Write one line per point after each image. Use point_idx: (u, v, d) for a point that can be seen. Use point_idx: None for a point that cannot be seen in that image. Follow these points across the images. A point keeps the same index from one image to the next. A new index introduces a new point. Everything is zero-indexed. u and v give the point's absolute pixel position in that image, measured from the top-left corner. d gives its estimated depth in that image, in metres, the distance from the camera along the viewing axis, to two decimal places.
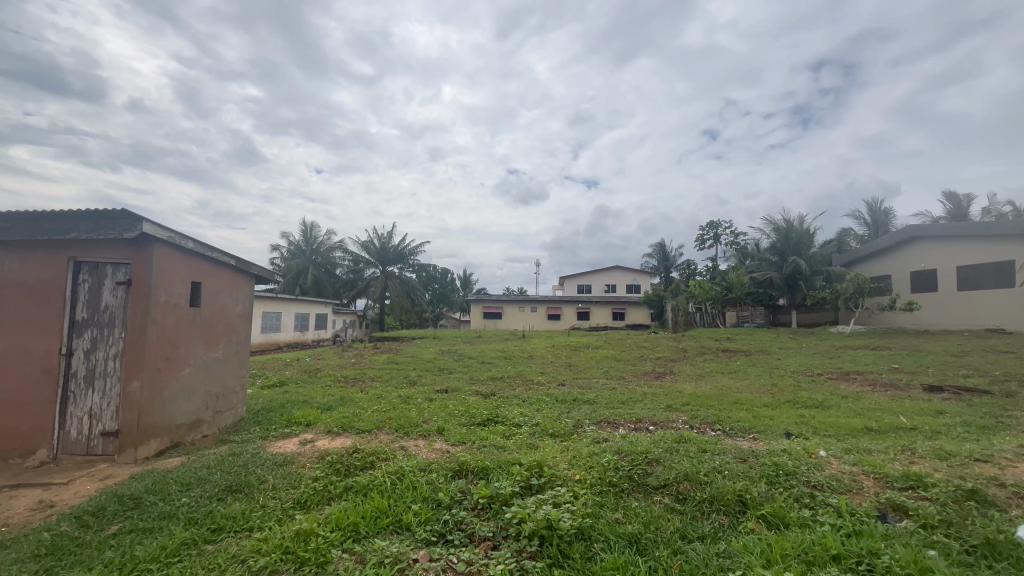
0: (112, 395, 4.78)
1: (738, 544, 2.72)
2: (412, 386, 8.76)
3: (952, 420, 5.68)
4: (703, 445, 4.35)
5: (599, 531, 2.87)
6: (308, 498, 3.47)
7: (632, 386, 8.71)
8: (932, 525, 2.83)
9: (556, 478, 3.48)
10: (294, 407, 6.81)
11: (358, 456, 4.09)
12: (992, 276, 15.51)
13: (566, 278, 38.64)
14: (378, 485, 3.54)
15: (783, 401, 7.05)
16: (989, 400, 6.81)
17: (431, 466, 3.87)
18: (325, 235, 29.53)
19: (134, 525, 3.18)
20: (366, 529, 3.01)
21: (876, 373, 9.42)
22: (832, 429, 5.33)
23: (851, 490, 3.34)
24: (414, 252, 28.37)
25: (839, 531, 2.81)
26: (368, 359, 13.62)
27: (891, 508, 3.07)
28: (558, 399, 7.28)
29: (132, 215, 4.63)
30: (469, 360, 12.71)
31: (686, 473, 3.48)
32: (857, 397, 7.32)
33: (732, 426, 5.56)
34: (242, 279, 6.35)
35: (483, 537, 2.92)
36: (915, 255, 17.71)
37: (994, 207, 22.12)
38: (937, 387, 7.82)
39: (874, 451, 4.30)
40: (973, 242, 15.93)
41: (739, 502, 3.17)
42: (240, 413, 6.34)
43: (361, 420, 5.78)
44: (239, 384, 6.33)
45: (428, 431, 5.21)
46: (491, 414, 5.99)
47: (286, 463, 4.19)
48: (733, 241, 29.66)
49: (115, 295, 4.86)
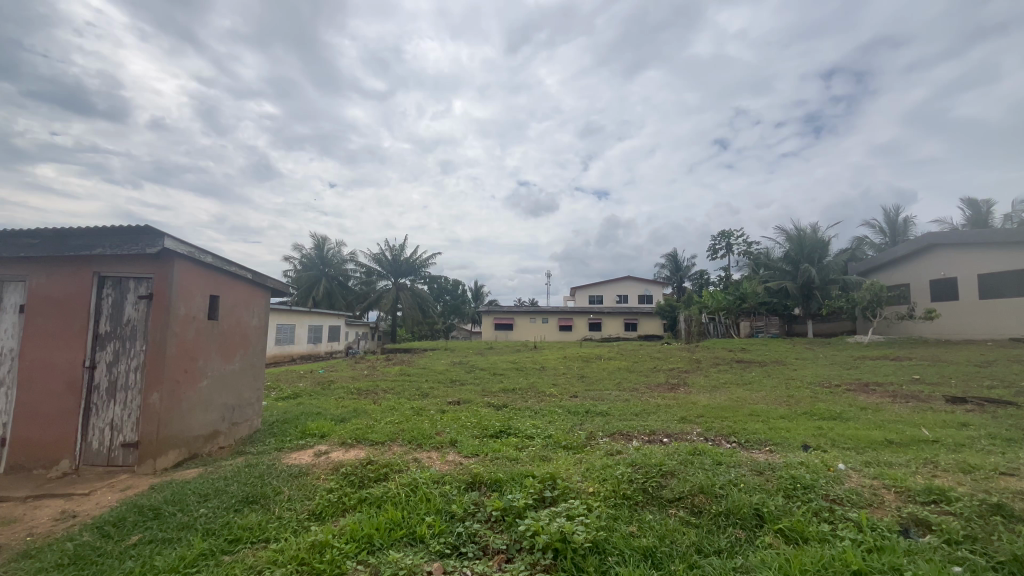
0: (132, 407, 4.88)
1: (755, 558, 2.68)
2: (424, 398, 8.78)
3: (976, 432, 5.52)
4: (717, 458, 4.30)
5: (614, 544, 2.85)
6: (323, 509, 3.50)
7: (644, 398, 8.60)
8: (956, 541, 2.76)
9: (570, 491, 3.46)
10: (307, 419, 6.86)
11: (371, 467, 4.13)
12: (1016, 284, 15.12)
13: (576, 288, 38.58)
14: (391, 497, 3.56)
15: (799, 413, 6.91)
16: (1014, 412, 6.61)
17: (444, 478, 3.89)
18: (337, 247, 30.05)
19: (153, 535, 3.23)
20: (380, 541, 3.02)
21: (897, 385, 9.18)
22: (850, 442, 5.24)
23: (872, 503, 3.27)
24: (425, 264, 28.60)
25: (859, 546, 2.75)
26: (379, 371, 13.73)
27: (913, 523, 3.00)
28: (571, 411, 7.25)
29: (154, 231, 4.78)
30: (481, 372, 12.72)
31: (701, 486, 3.43)
32: (876, 409, 7.16)
33: (747, 438, 5.48)
34: (258, 292, 6.47)
35: (497, 549, 2.92)
36: (936, 263, 17.30)
37: (1017, 214, 21.59)
38: (960, 399, 7.61)
39: (895, 464, 4.21)
40: (997, 250, 15.54)
41: (756, 516, 3.13)
42: (254, 425, 6.40)
43: (375, 432, 5.81)
44: (255, 396, 6.41)
45: (440, 443, 5.22)
46: (503, 426, 5.98)
47: (301, 475, 4.22)
48: (746, 250, 29.34)
49: (136, 309, 4.99)
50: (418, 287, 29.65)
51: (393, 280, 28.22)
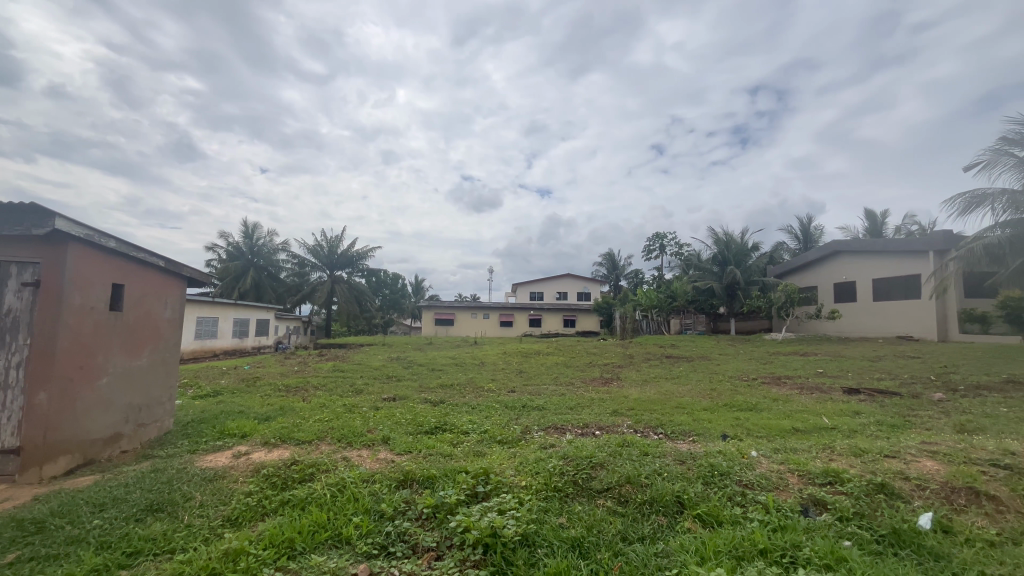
0: (13, 408, 4.30)
1: (674, 543, 2.82)
2: (358, 395, 8.50)
3: (867, 420, 6.18)
4: (644, 449, 4.48)
5: (543, 537, 2.89)
6: (240, 514, 3.27)
7: (579, 392, 8.85)
8: (848, 517, 3.06)
9: (503, 485, 3.48)
10: (227, 419, 6.39)
11: (296, 468, 3.92)
12: (902, 288, 16.96)
13: (518, 285, 38.99)
14: (317, 498, 3.40)
15: (720, 405, 7.40)
16: (898, 401, 7.47)
17: (374, 476, 3.76)
18: (269, 235, 28.35)
19: (35, 551, 2.86)
20: (302, 545, 2.87)
21: (803, 378, 10.09)
22: (762, 431, 5.67)
23: (778, 486, 3.54)
24: (364, 257, 27.65)
25: (766, 526, 2.98)
26: (311, 367, 13.14)
27: (812, 503, 3.29)
28: (508, 406, 7.30)
29: (43, 210, 4.23)
30: (419, 368, 12.55)
31: (628, 476, 3.57)
32: (786, 400, 7.82)
33: (673, 429, 5.79)
34: (172, 281, 5.90)
35: (427, 547, 2.87)
36: (840, 268, 19.13)
37: (905, 226, 24.37)
38: (855, 390, 8.48)
39: (799, 450, 4.60)
40: (888, 257, 17.38)
41: (677, 503, 3.30)
42: (166, 426, 5.84)
43: (302, 430, 5.54)
44: (167, 395, 5.87)
45: (373, 440, 5.07)
46: (439, 422, 5.88)
47: (216, 479, 3.92)
48: (678, 252, 30.98)
49: (19, 298, 4.37)
50: (356, 280, 28.59)
51: (329, 273, 27.05)
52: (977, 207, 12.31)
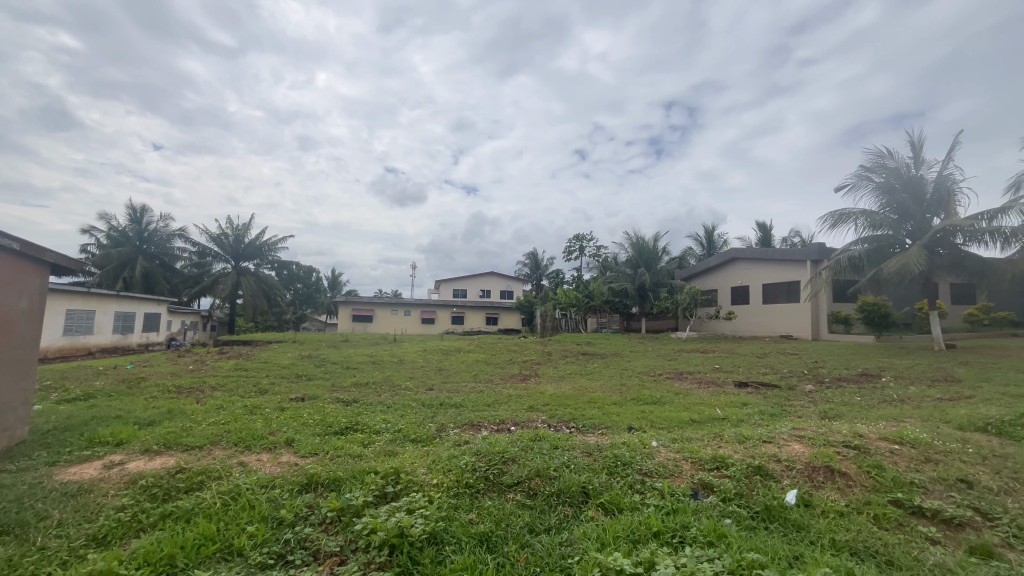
0: None
1: (578, 531, 2.95)
2: (262, 395, 7.93)
3: (752, 410, 6.90)
4: (555, 442, 4.64)
5: (451, 534, 2.88)
6: (109, 531, 2.91)
7: (497, 389, 8.95)
8: (729, 497, 3.39)
9: (414, 484, 3.42)
10: (99, 425, 5.63)
11: (182, 476, 3.57)
12: (785, 292, 19.05)
13: (441, 281, 38.57)
14: (205, 509, 3.11)
15: (628, 399, 7.87)
16: (778, 393, 8.42)
17: (274, 481, 3.52)
18: (162, 220, 25.47)
19: None
20: (185, 561, 2.62)
21: (701, 373, 11.00)
22: (664, 422, 6.11)
23: (673, 473, 3.83)
24: (274, 247, 25.76)
25: (660, 510, 3.22)
26: (210, 366, 12.02)
27: (701, 486, 3.59)
28: (425, 403, 7.20)
29: None
30: (333, 366, 11.98)
31: (537, 470, 3.67)
32: (686, 393, 8.48)
33: (584, 423, 6.05)
34: (31, 268, 5.06)
35: (329, 552, 2.74)
36: (736, 273, 21.17)
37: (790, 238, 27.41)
38: (744, 383, 9.41)
39: (693, 439, 4.99)
40: (775, 265, 19.47)
41: (582, 493, 3.45)
42: (20, 435, 5.02)
43: (192, 435, 5.05)
44: (23, 399, 5.04)
45: (274, 444, 4.74)
46: (350, 422, 5.64)
47: (80, 493, 3.44)
48: (596, 254, 32.39)
49: None
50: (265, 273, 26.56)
51: (234, 263, 24.90)
52: (844, 223, 14.17)
